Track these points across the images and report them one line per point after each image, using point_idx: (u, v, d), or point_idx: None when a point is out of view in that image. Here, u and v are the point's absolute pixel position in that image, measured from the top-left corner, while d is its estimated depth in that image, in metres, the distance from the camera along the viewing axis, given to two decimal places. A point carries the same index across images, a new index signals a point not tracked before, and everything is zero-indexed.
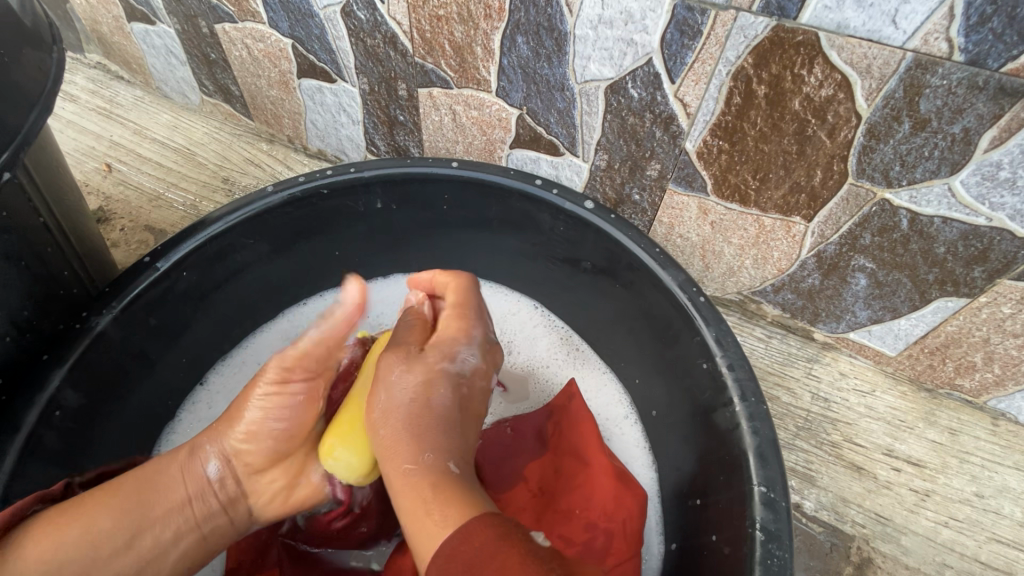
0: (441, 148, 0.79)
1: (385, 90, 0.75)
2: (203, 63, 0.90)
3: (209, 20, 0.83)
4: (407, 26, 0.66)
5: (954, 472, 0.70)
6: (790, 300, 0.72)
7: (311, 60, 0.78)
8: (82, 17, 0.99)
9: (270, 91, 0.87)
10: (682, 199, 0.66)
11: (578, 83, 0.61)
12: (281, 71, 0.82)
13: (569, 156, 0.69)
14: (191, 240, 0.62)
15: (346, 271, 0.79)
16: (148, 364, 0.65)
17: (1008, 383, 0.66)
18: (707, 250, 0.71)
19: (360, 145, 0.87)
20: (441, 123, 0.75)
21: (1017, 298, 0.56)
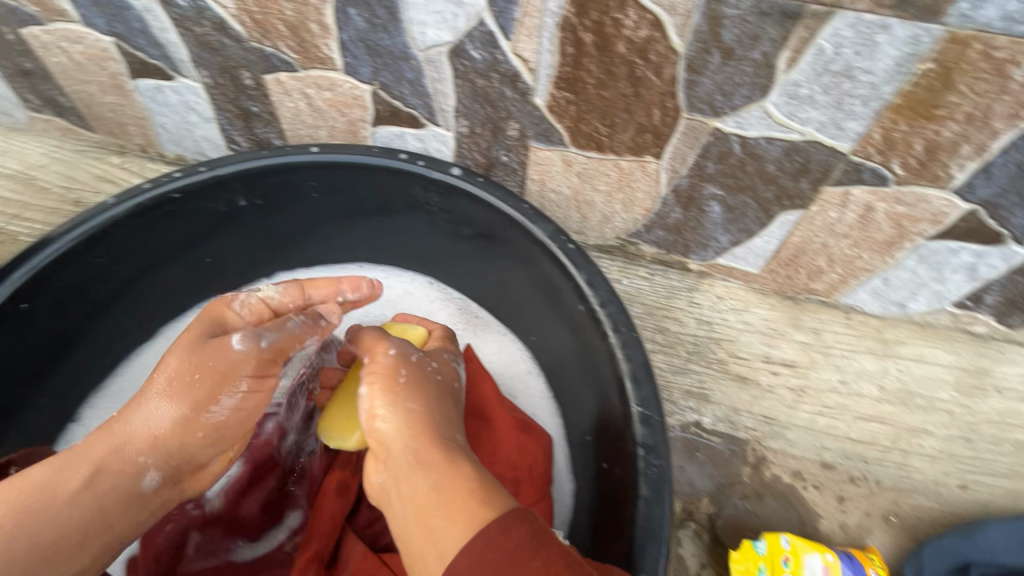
0: (304, 134, 0.77)
1: (230, 81, 0.71)
2: (19, 73, 0.80)
3: (11, 25, 0.73)
4: (233, 9, 0.62)
5: (821, 366, 0.78)
6: (662, 237, 0.77)
7: (140, 58, 0.72)
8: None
9: (105, 97, 0.80)
10: (545, 154, 0.69)
11: (421, 50, 0.60)
12: (110, 74, 0.76)
13: (431, 127, 0.71)
14: (22, 269, 0.59)
15: (220, 279, 0.77)
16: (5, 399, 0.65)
17: (851, 279, 0.74)
18: (580, 201, 0.75)
19: (220, 143, 0.83)
20: (298, 108, 0.73)
21: (839, 202, 0.63)
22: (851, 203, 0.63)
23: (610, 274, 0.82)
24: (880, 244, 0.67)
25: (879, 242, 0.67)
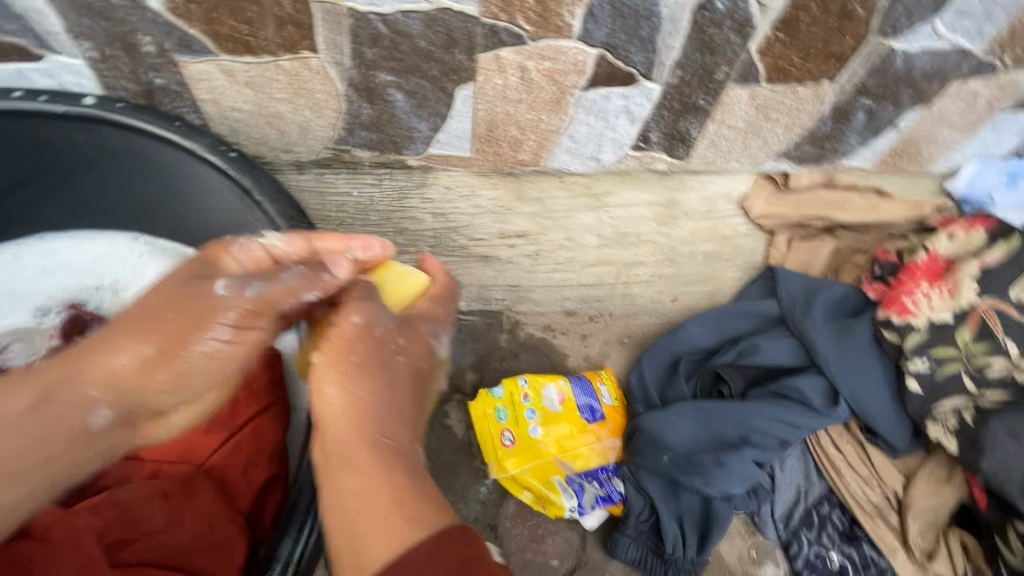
0: (498, 112, 0.84)
1: (440, 62, 0.75)
2: (149, 92, 0.76)
3: (166, 44, 0.69)
4: None
5: (922, 205, 1.01)
6: (807, 151, 0.99)
7: (346, 48, 0.72)
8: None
9: (280, 104, 0.79)
10: (739, 93, 0.85)
11: (670, 5, 0.71)
12: (296, 77, 0.75)
13: (643, 81, 0.81)
14: None
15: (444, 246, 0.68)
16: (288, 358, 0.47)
17: (918, 141, 0.99)
18: (749, 132, 0.93)
19: (403, 132, 0.85)
20: (504, 84, 0.80)
21: (955, 94, 0.90)
22: (958, 94, 0.90)
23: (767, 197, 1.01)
24: (967, 122, 0.96)
25: (963, 120, 0.96)
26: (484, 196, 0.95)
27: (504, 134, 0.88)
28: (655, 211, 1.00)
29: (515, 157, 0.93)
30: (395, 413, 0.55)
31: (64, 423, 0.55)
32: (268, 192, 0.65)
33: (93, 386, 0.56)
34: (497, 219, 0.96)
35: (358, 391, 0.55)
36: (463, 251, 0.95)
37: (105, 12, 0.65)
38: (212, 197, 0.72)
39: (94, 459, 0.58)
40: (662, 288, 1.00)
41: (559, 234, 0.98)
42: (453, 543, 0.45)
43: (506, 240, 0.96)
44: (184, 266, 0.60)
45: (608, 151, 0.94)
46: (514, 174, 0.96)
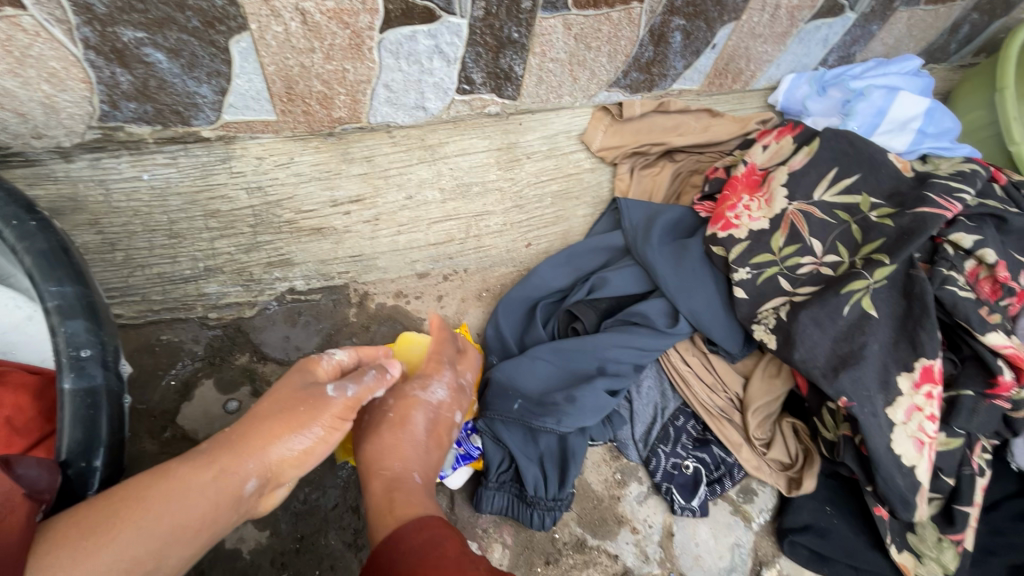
0: (292, 65, 0.74)
1: (196, 11, 0.64)
2: None
3: None
4: None
5: (747, 122, 1.05)
6: (635, 78, 0.99)
7: (62, 0, 0.59)
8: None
9: (4, 80, 0.64)
10: (551, 22, 0.81)
11: None
12: (12, 44, 0.61)
13: (446, 17, 0.75)
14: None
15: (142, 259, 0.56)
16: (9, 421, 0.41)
17: (736, 59, 1.03)
18: (574, 63, 0.91)
19: (182, 99, 0.74)
20: (286, 32, 0.70)
21: (759, 7, 0.93)
22: (762, 8, 0.93)
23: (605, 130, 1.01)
24: (774, 36, 1.00)
25: (770, 34, 1.00)
26: (305, 162, 0.87)
27: (307, 89, 0.79)
28: (497, 157, 0.97)
29: (330, 115, 0.84)
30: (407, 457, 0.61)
31: (192, 529, 0.44)
32: None
33: (192, 494, 0.45)
34: (325, 185, 0.88)
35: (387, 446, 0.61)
36: (292, 227, 0.87)
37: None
38: None
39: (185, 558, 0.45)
40: (515, 237, 0.98)
41: (398, 193, 0.92)
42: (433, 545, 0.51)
43: (339, 208, 0.89)
44: (281, 380, 0.57)
45: (434, 99, 0.88)
46: (336, 134, 0.88)
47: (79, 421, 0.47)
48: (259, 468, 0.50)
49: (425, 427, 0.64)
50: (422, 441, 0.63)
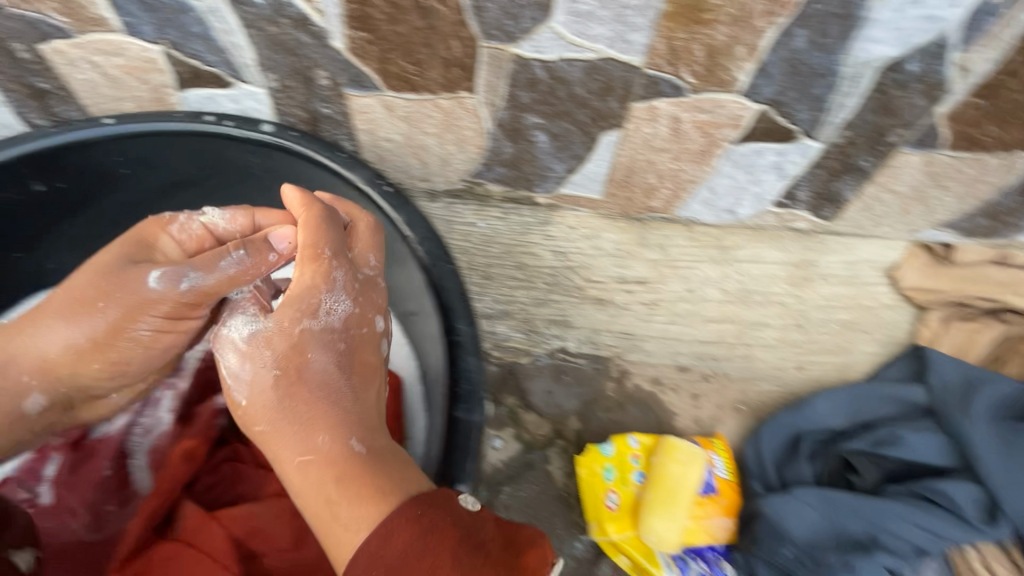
0: (640, 159, 0.81)
1: (591, 107, 0.74)
2: (310, 120, 0.80)
3: (339, 79, 0.73)
4: (647, 45, 0.65)
5: None
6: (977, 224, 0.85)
7: (504, 90, 0.73)
8: (126, 101, 0.79)
9: (429, 139, 0.81)
10: (913, 158, 0.76)
11: (853, 65, 0.64)
12: (450, 114, 0.77)
13: (804, 140, 0.76)
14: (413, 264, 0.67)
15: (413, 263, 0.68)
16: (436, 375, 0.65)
17: None
18: (914, 199, 0.83)
19: (540, 171, 0.85)
20: (654, 133, 0.77)
21: None
22: None
23: (921, 268, 0.91)
24: None
25: None
26: (609, 238, 0.93)
27: (641, 180, 0.85)
28: (790, 272, 0.93)
29: (646, 203, 0.89)
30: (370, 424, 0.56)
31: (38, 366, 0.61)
32: (418, 231, 0.65)
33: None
34: (618, 263, 0.93)
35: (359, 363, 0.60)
36: (580, 293, 0.92)
37: (294, 48, 0.69)
38: None
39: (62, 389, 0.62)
40: (787, 355, 0.93)
41: (680, 284, 0.94)
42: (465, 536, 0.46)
43: (625, 286, 0.93)
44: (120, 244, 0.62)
45: (748, 205, 0.88)
46: (641, 220, 0.93)
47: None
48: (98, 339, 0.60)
49: (327, 363, 0.57)
50: (334, 377, 0.57)
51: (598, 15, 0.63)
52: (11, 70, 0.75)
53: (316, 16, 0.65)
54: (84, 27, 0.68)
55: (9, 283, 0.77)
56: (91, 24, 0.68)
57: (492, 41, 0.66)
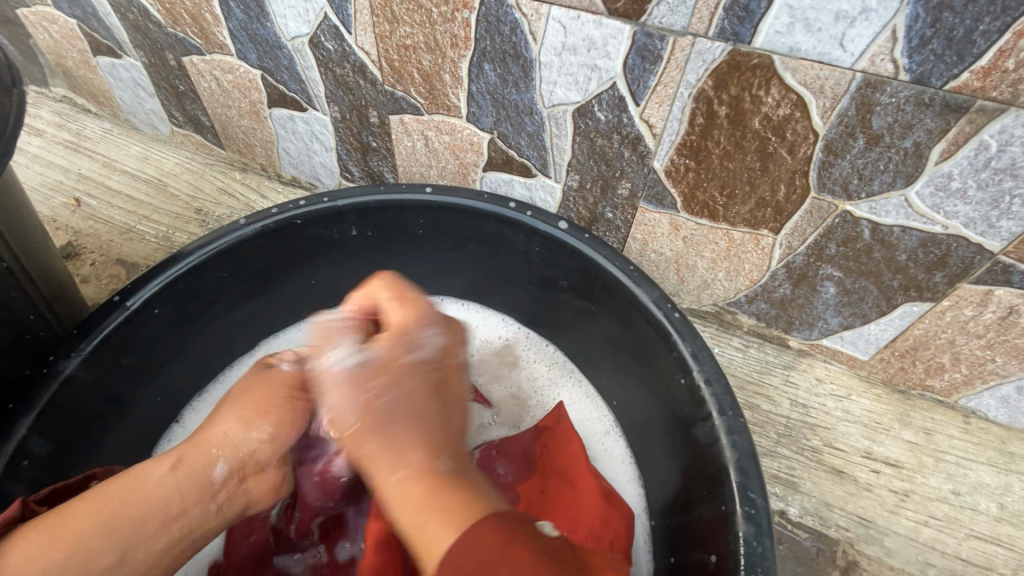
0: (941, 338, 0.72)
1: (906, 276, 0.67)
2: (588, 219, 0.82)
3: (639, 192, 0.74)
4: (1017, 233, 0.58)
5: None
6: None
7: (811, 238, 0.69)
8: (432, 170, 0.88)
9: (701, 262, 0.79)
10: None
11: None
12: (737, 246, 0.74)
13: None
14: (675, 391, 0.66)
15: (678, 396, 0.66)
16: (687, 512, 0.64)
17: None
18: None
19: (807, 318, 0.80)
20: (974, 318, 0.68)
21: None
22: None
23: None
24: None
25: None
26: (861, 403, 0.84)
27: (928, 357, 0.75)
28: None
29: (923, 379, 0.79)
30: (403, 442, 0.49)
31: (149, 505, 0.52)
32: (708, 370, 0.62)
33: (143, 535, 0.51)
34: (868, 434, 0.82)
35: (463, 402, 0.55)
36: (815, 456, 0.82)
37: (612, 159, 0.72)
38: (608, 338, 0.77)
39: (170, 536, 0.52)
40: None
41: (943, 481, 0.80)
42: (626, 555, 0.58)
43: (871, 462, 0.81)
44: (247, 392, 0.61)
45: None
46: (907, 392, 0.83)
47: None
48: (227, 456, 0.55)
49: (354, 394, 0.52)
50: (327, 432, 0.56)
51: (969, 194, 0.57)
52: (355, 128, 0.88)
53: (650, 138, 0.67)
54: (435, 109, 0.78)
55: (287, 311, 0.86)
56: (442, 108, 0.77)
57: (825, 192, 0.63)
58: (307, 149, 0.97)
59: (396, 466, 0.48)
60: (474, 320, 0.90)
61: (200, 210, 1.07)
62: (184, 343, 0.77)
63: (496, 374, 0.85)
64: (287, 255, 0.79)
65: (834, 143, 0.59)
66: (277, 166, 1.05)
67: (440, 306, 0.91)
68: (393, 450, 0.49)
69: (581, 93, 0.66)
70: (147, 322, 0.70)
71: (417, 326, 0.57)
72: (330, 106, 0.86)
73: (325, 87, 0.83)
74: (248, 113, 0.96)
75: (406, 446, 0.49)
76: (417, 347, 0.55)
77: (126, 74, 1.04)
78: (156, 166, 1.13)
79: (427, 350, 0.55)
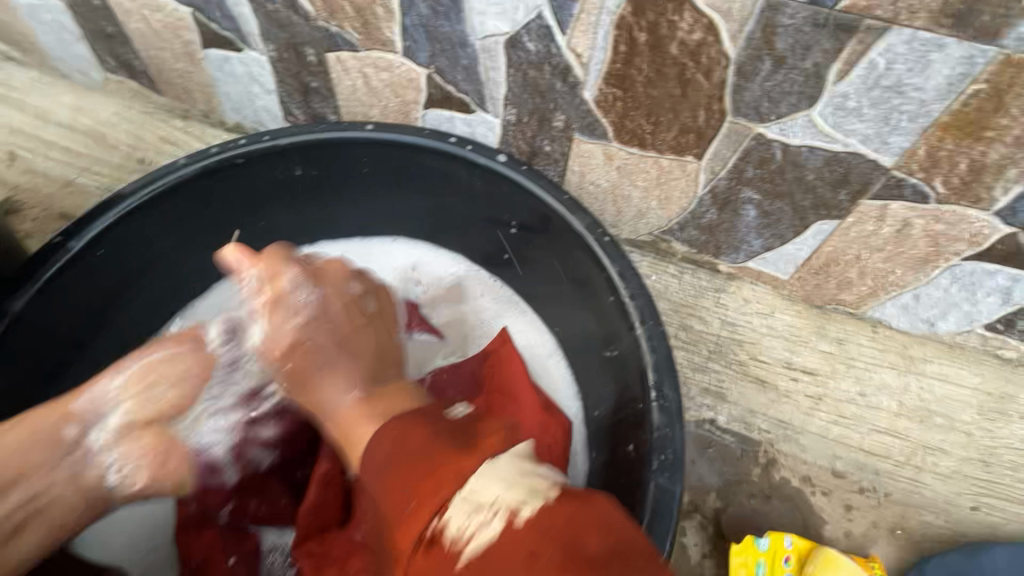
0: (848, 252, 0.79)
1: (815, 195, 0.73)
2: (528, 153, 0.85)
3: (573, 124, 0.77)
4: (904, 148, 0.63)
5: None
6: None
7: (732, 162, 0.73)
8: (375, 109, 0.88)
9: (635, 192, 0.84)
10: None
11: None
12: (665, 175, 0.79)
13: None
14: (607, 312, 0.71)
15: (609, 314, 0.71)
16: (618, 415, 0.71)
17: None
18: None
19: (733, 242, 0.86)
20: (874, 232, 0.74)
21: None
22: None
23: None
24: None
25: None
26: (783, 319, 0.91)
27: (839, 272, 0.83)
28: (982, 401, 0.87)
29: (836, 294, 0.87)
30: (347, 363, 0.63)
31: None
32: (632, 286, 0.67)
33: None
34: (789, 346, 0.90)
35: (390, 338, 0.69)
36: (741, 369, 0.90)
37: (545, 91, 0.74)
38: (548, 268, 0.82)
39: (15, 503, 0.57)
40: (962, 488, 0.84)
41: (852, 385, 0.89)
42: (495, 426, 0.49)
43: (790, 371, 0.90)
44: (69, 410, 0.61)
45: (952, 320, 0.83)
46: (823, 308, 0.91)
47: (661, 513, 0.56)
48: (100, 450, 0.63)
49: (297, 324, 0.66)
50: (315, 320, 0.66)
51: (864, 112, 0.62)
52: (293, 68, 0.87)
53: (578, 68, 0.70)
54: (371, 45, 0.78)
55: (238, 256, 0.88)
56: (378, 43, 0.78)
57: (740, 116, 0.68)
58: (248, 92, 0.96)
59: (338, 386, 0.61)
60: (426, 260, 0.93)
61: (143, 160, 1.05)
62: (125, 288, 0.78)
63: (447, 309, 0.90)
64: (230, 197, 0.80)
65: (744, 66, 0.62)
66: (219, 112, 1.03)
67: (391, 246, 0.93)
68: (337, 377, 0.62)
69: (509, 24, 0.68)
70: (88, 264, 0.71)
71: (288, 293, 0.68)
72: (266, 45, 0.85)
73: (258, 25, 0.82)
74: (183, 55, 0.94)
75: (342, 370, 0.62)
76: (292, 309, 0.67)
77: (47, 16, 0.99)
78: (91, 115, 1.09)
79: (307, 292, 0.68)
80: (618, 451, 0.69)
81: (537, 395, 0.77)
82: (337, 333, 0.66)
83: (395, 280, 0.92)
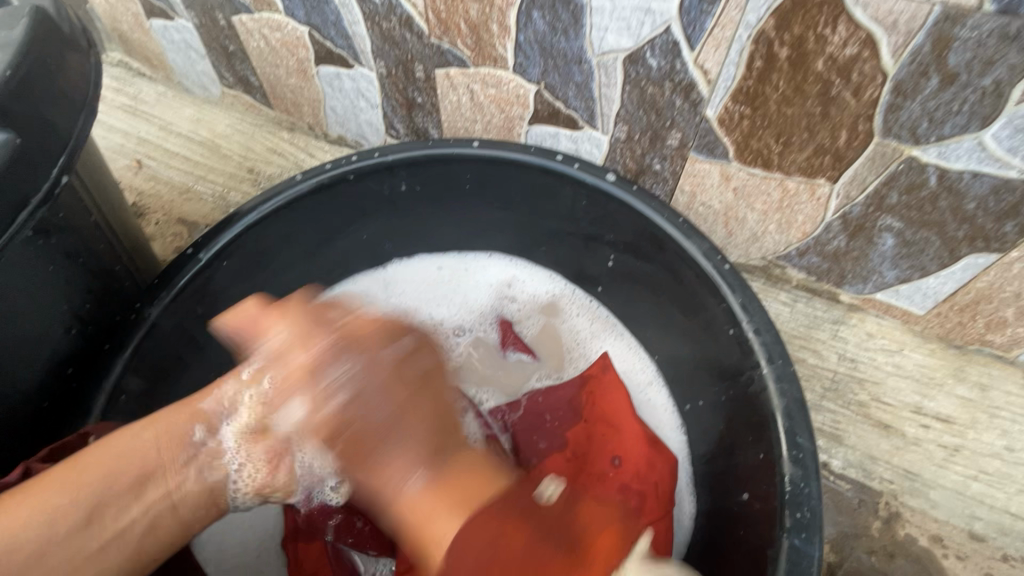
0: (1006, 289, 0.69)
1: (974, 225, 0.65)
2: (635, 171, 0.81)
3: (690, 142, 0.73)
4: None
5: None
6: None
7: (872, 187, 0.66)
8: (477, 124, 0.88)
9: (751, 214, 0.78)
10: None
11: None
12: (790, 199, 0.73)
13: None
14: (723, 345, 0.67)
15: (725, 349, 0.66)
16: (729, 459, 0.66)
17: None
18: None
19: (861, 271, 0.78)
20: None
21: None
22: None
23: None
24: None
25: None
26: (913, 358, 0.82)
27: (990, 310, 0.73)
28: None
29: (982, 334, 0.77)
30: (409, 442, 0.58)
31: (127, 474, 0.55)
32: (757, 320, 0.62)
33: (110, 509, 0.54)
34: (919, 389, 0.81)
35: (445, 398, 0.63)
36: (862, 409, 0.82)
37: (663, 109, 0.71)
38: (653, 293, 0.78)
39: (139, 510, 0.55)
40: None
41: (997, 437, 0.79)
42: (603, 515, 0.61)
43: (920, 417, 0.80)
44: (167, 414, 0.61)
45: None
46: (963, 348, 0.81)
47: None
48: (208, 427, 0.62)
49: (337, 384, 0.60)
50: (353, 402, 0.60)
51: None
52: (400, 84, 0.88)
53: (704, 85, 0.65)
54: (482, 61, 0.77)
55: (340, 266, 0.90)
56: (489, 60, 0.77)
57: (890, 138, 0.61)
58: (354, 107, 0.98)
59: (404, 471, 0.58)
60: (521, 277, 0.91)
61: (252, 169, 1.11)
62: (242, 296, 0.81)
63: (541, 328, 0.88)
64: (337, 210, 0.82)
65: (904, 84, 0.56)
66: (323, 125, 1.07)
67: (487, 261, 0.93)
68: (399, 458, 0.58)
69: (632, 39, 0.65)
70: (214, 273, 0.74)
71: (321, 369, 0.60)
72: (377, 62, 0.87)
73: (371, 43, 0.84)
74: (296, 71, 0.98)
75: (405, 450, 0.58)
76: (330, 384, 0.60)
77: (178, 35, 1.06)
78: (209, 127, 1.17)
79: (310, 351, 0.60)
80: (730, 499, 0.65)
81: (640, 425, 0.75)
82: (391, 404, 0.59)
83: (490, 296, 0.92)
